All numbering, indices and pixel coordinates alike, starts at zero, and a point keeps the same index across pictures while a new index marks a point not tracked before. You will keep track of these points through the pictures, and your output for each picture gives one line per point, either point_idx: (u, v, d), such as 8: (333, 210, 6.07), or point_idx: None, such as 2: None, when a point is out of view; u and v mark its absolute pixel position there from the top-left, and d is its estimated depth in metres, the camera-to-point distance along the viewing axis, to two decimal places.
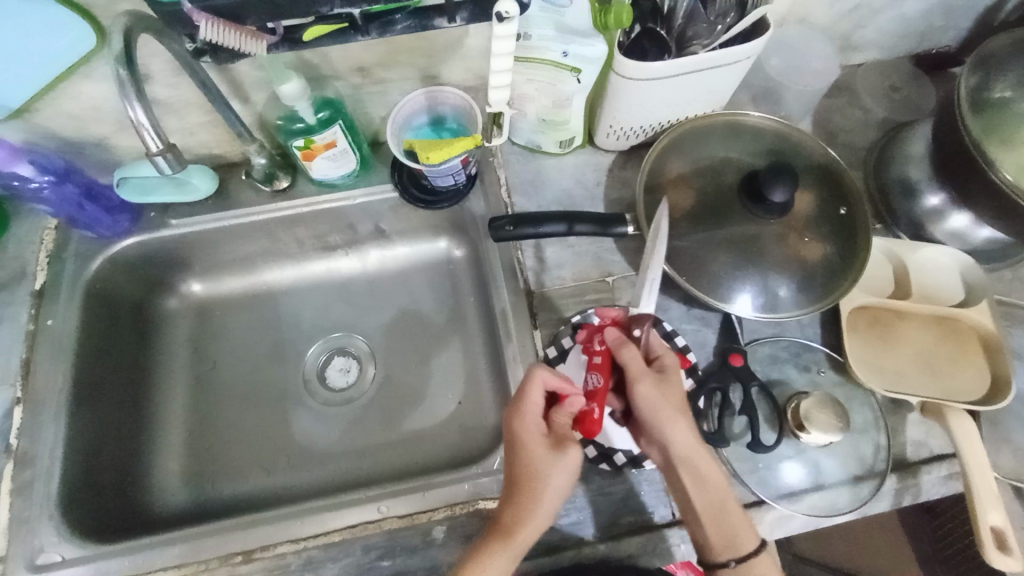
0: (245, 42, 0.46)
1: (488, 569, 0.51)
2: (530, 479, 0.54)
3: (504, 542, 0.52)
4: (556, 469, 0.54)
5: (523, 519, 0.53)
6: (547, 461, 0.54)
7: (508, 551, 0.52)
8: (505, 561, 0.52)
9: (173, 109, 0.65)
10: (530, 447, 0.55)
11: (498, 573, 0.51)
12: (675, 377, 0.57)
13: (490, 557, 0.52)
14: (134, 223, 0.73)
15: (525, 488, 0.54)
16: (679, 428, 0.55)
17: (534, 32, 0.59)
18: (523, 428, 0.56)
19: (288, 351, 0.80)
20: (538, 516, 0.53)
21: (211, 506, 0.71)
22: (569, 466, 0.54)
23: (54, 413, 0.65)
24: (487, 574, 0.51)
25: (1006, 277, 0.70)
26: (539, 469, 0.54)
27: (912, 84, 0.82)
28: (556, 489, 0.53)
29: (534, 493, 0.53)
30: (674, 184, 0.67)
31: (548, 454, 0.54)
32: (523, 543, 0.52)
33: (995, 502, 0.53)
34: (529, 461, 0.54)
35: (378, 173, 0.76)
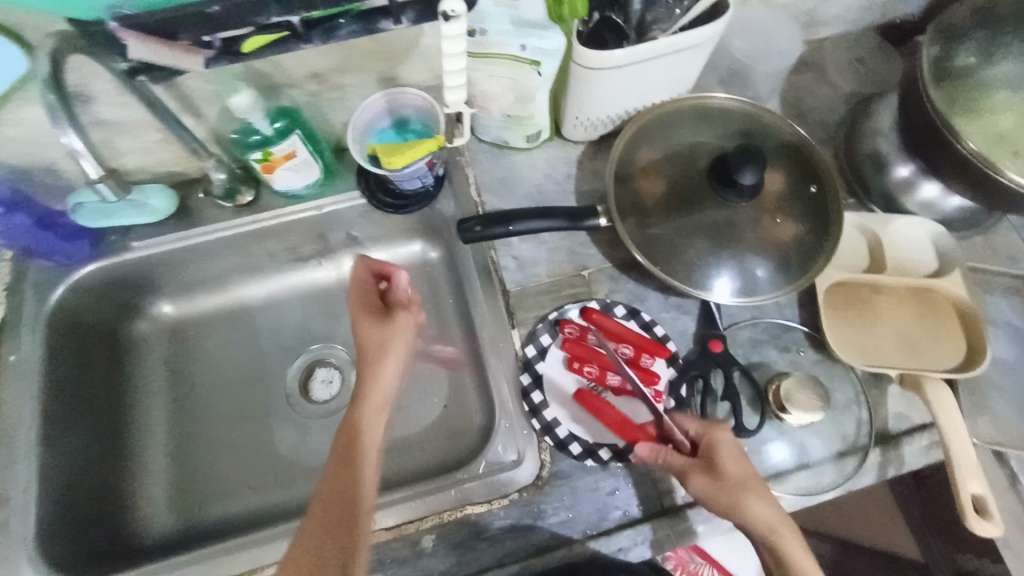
0: (178, 57, 0.44)
1: (368, 431, 0.58)
2: (375, 349, 0.62)
3: (368, 403, 0.60)
4: (388, 338, 0.62)
5: (374, 377, 0.61)
6: (380, 327, 0.63)
7: (377, 409, 0.60)
8: (374, 418, 0.59)
9: (122, 128, 0.62)
10: (365, 319, 0.63)
11: (374, 430, 0.59)
12: (730, 460, 0.54)
13: (367, 422, 0.58)
14: (95, 249, 0.71)
15: (374, 357, 0.62)
16: (757, 509, 0.51)
17: (491, 28, 0.57)
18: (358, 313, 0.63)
19: (268, 367, 0.79)
20: (387, 374, 0.61)
21: (199, 530, 0.70)
22: (402, 328, 0.63)
23: (25, 449, 0.63)
24: (367, 440, 0.57)
25: (977, 245, 0.71)
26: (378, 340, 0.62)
27: (878, 57, 0.82)
28: (395, 352, 0.62)
29: (379, 357, 0.62)
30: (644, 172, 0.66)
31: (381, 320, 0.63)
32: (385, 396, 0.61)
33: (973, 471, 0.53)
34: (366, 330, 0.63)
35: (344, 180, 0.75)
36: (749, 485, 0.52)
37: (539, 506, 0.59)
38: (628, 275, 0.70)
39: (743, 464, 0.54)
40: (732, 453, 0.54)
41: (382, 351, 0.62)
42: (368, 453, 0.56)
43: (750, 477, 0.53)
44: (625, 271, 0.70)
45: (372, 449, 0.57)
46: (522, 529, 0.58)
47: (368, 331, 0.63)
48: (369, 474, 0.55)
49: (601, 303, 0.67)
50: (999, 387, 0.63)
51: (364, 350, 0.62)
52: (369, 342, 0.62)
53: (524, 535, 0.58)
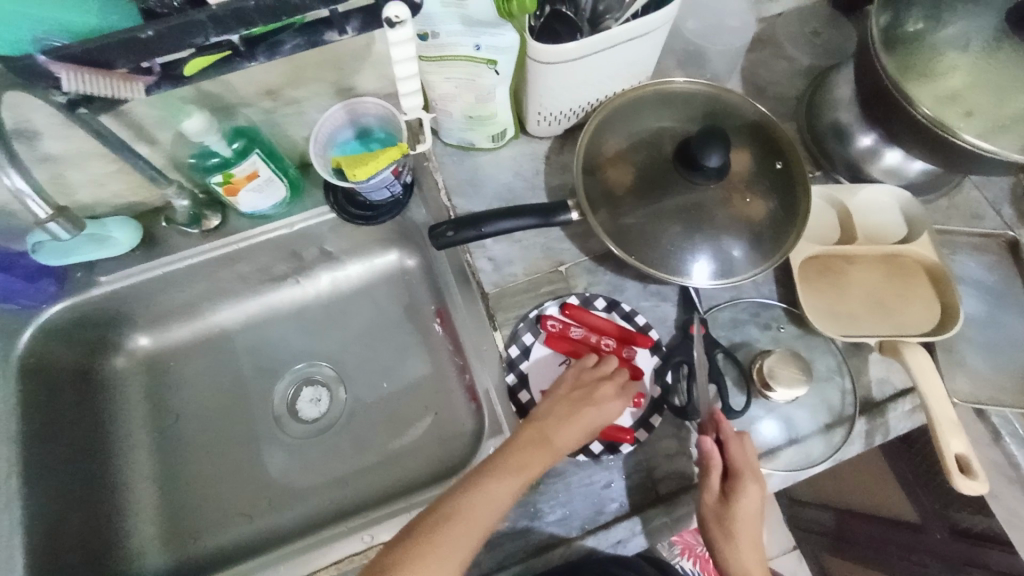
0: (117, 88, 0.43)
1: (524, 470, 0.55)
2: (590, 402, 0.59)
3: (542, 449, 0.56)
4: (598, 421, 0.59)
5: (562, 429, 0.57)
6: (584, 395, 0.60)
7: (546, 458, 0.56)
8: (540, 464, 0.55)
9: (73, 162, 0.60)
10: (584, 379, 0.61)
11: (530, 475, 0.55)
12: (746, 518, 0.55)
13: (526, 463, 0.55)
14: (60, 288, 0.69)
15: (578, 407, 0.58)
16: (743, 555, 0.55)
17: (442, 29, 0.56)
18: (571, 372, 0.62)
19: (252, 391, 0.78)
20: (575, 429, 0.58)
21: (196, 563, 0.69)
22: (611, 411, 0.59)
23: (5, 500, 0.61)
24: (516, 479, 0.54)
25: (943, 206, 0.72)
26: (591, 400, 0.59)
27: (831, 28, 0.82)
28: (585, 424, 0.58)
29: (582, 409, 0.58)
30: (611, 162, 0.66)
31: (614, 394, 0.60)
32: (559, 452, 0.57)
33: (955, 429, 0.54)
34: (599, 392, 0.60)
35: (312, 196, 0.74)
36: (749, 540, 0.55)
37: (535, 506, 0.59)
38: (605, 267, 0.69)
39: (751, 526, 0.55)
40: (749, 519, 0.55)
41: (597, 419, 0.58)
42: (500, 495, 0.53)
43: (752, 527, 0.55)
44: (601, 262, 0.70)
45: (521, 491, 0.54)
46: (520, 531, 0.58)
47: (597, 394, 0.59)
48: (488, 512, 0.52)
49: (580, 297, 0.67)
50: (975, 343, 0.65)
51: (571, 396, 0.60)
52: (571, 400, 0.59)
53: (522, 537, 0.58)
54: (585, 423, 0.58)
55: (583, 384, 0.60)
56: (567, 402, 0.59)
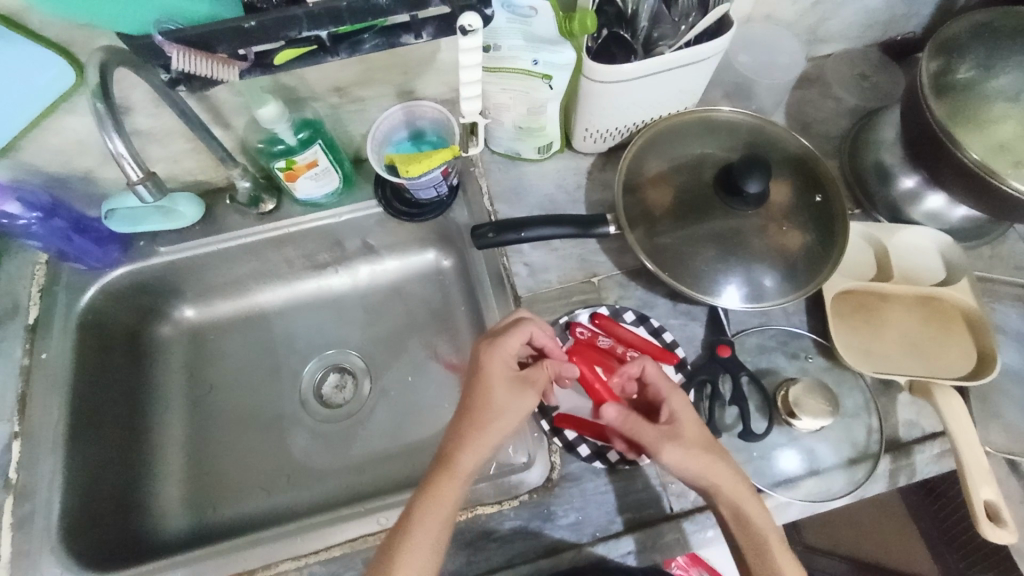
0: (216, 68, 0.48)
1: (433, 500, 0.53)
2: (485, 412, 0.56)
3: (448, 474, 0.54)
4: (504, 414, 0.56)
5: (467, 450, 0.54)
6: (507, 393, 0.57)
7: (453, 483, 0.53)
8: (451, 491, 0.53)
9: (155, 138, 0.66)
10: (493, 382, 0.57)
11: (446, 502, 0.53)
12: (715, 469, 0.54)
13: (433, 488, 0.53)
14: (124, 254, 0.74)
15: (477, 419, 0.55)
16: (717, 473, 0.54)
17: (504, 43, 0.60)
18: (491, 363, 0.57)
19: (284, 371, 0.81)
20: (479, 447, 0.55)
21: (214, 529, 0.71)
22: (518, 410, 0.56)
23: (51, 445, 0.65)
24: (432, 508, 0.52)
25: (986, 255, 0.71)
26: (489, 401, 0.56)
27: (881, 72, 0.84)
28: (496, 429, 0.55)
29: (476, 421, 0.55)
30: (651, 182, 0.68)
31: (508, 393, 0.57)
32: (466, 474, 0.54)
33: (985, 476, 0.53)
34: (488, 395, 0.56)
35: (362, 190, 0.78)
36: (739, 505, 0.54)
37: (549, 508, 0.60)
38: (637, 282, 0.71)
39: (729, 483, 0.54)
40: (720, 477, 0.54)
41: (491, 424, 0.55)
42: (431, 522, 0.52)
43: (708, 446, 0.55)
44: (633, 278, 0.71)
45: (440, 519, 0.52)
46: (532, 531, 0.59)
47: (484, 388, 0.57)
48: (428, 535, 0.51)
49: (610, 309, 0.68)
50: (1011, 395, 0.63)
51: (471, 411, 0.56)
52: (477, 411, 0.56)
53: (534, 537, 0.59)
54: (484, 435, 0.55)
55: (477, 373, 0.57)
56: (468, 403, 0.57)
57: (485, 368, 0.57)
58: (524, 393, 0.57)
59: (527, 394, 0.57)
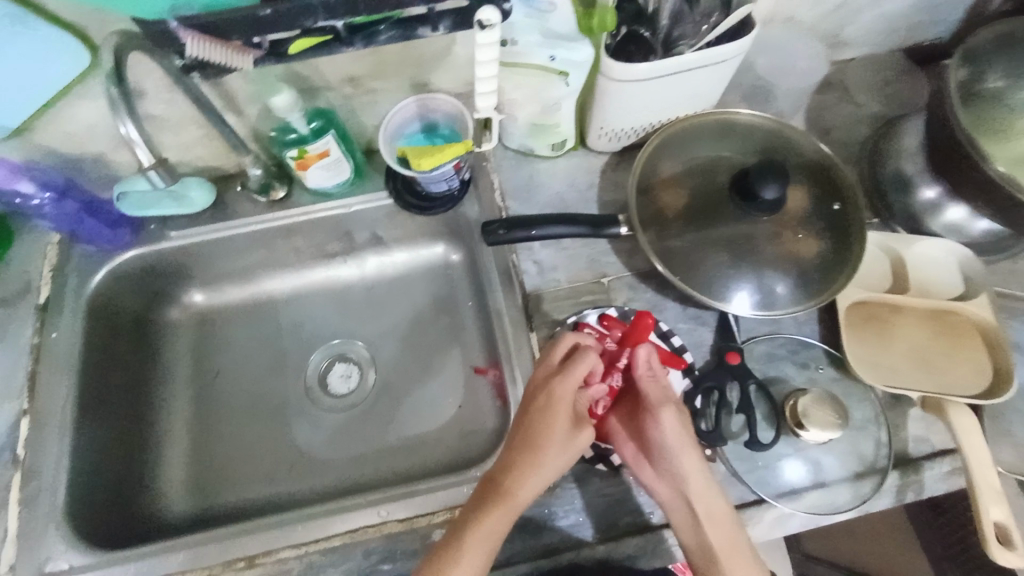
0: (231, 56, 0.49)
1: (486, 526, 0.53)
2: (545, 445, 0.55)
3: (502, 503, 0.54)
4: (565, 450, 0.56)
5: (525, 483, 0.54)
6: (568, 429, 0.56)
7: (508, 511, 0.53)
8: (504, 519, 0.53)
9: (168, 124, 0.66)
10: (556, 414, 0.56)
11: (496, 531, 0.53)
12: (690, 457, 0.56)
13: (487, 516, 0.53)
14: (134, 237, 0.74)
15: (534, 451, 0.55)
16: (693, 464, 0.56)
17: (521, 38, 0.59)
18: (561, 390, 0.57)
19: (289, 359, 0.81)
20: (536, 480, 0.55)
21: (215, 514, 0.72)
22: (576, 448, 0.56)
23: (59, 425, 0.66)
24: (483, 534, 0.52)
25: (1006, 269, 0.70)
26: (551, 435, 0.56)
27: (905, 77, 0.81)
28: (556, 466, 0.55)
29: (535, 453, 0.55)
30: (665, 184, 0.66)
31: (569, 429, 0.56)
32: (521, 505, 0.54)
33: (996, 497, 0.52)
34: (550, 428, 0.56)
35: (373, 181, 0.77)
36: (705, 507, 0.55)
37: (549, 508, 0.60)
38: (646, 285, 0.70)
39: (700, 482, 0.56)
40: (694, 469, 0.56)
41: (553, 460, 0.55)
42: (480, 550, 0.52)
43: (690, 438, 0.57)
44: (643, 280, 0.70)
45: (488, 548, 0.52)
46: (532, 530, 0.59)
47: (546, 421, 0.56)
48: (477, 560, 0.52)
49: (618, 310, 0.68)
50: None
51: (529, 442, 0.56)
52: (533, 444, 0.56)
53: (533, 536, 0.59)
54: (540, 469, 0.55)
55: (542, 403, 0.57)
56: (522, 434, 0.57)
57: (553, 395, 0.57)
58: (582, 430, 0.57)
59: (583, 429, 0.57)
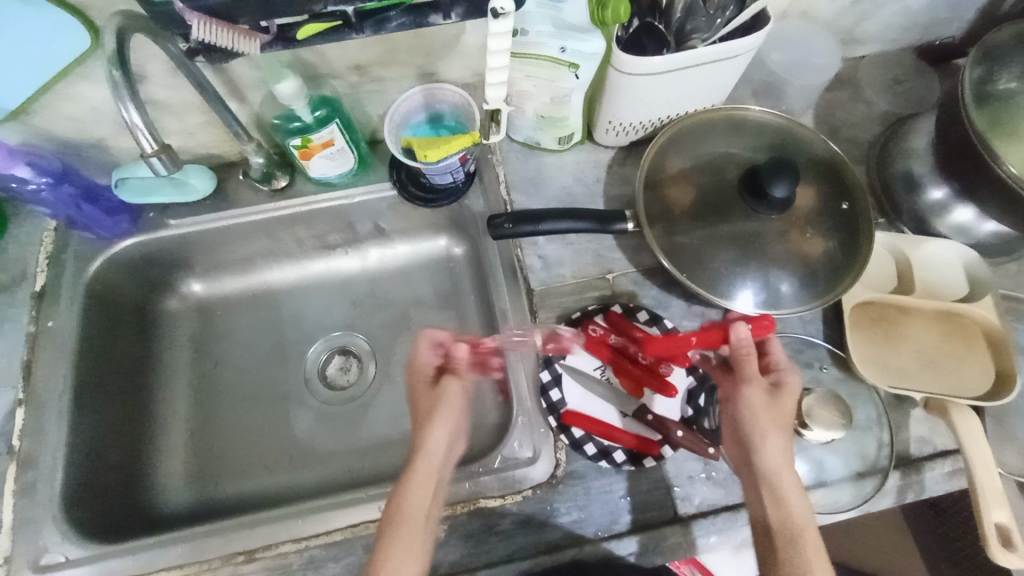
0: (237, 40, 0.47)
1: (410, 493, 0.55)
2: (423, 412, 0.61)
3: (413, 471, 0.56)
4: (441, 405, 0.61)
5: (423, 443, 0.58)
6: (428, 393, 0.62)
7: (422, 473, 0.56)
8: (422, 481, 0.56)
9: (170, 109, 0.64)
10: (419, 388, 0.63)
11: (419, 497, 0.55)
12: (776, 432, 0.56)
13: (406, 485, 0.55)
14: (133, 225, 0.73)
15: (423, 421, 0.60)
16: (777, 442, 0.56)
17: (532, 28, 0.58)
18: (416, 364, 0.64)
19: (289, 350, 0.80)
20: (434, 439, 0.58)
21: (213, 506, 0.71)
22: (452, 398, 0.61)
23: (56, 414, 0.65)
24: (409, 501, 0.54)
25: (1011, 272, 0.70)
26: (431, 407, 0.61)
27: (916, 77, 0.81)
28: (443, 419, 0.59)
29: (423, 420, 0.60)
30: (673, 180, 0.66)
31: (433, 391, 0.62)
32: (430, 466, 0.56)
33: (998, 500, 0.52)
34: (417, 398, 0.63)
35: (377, 172, 0.76)
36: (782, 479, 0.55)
37: (552, 504, 0.59)
38: (652, 281, 0.70)
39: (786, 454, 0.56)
40: (784, 442, 0.57)
41: (438, 417, 0.60)
42: (413, 517, 0.53)
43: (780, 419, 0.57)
44: (648, 276, 0.70)
45: (418, 516, 0.53)
46: (535, 526, 0.59)
47: (419, 392, 0.63)
48: (416, 525, 0.53)
49: (623, 307, 0.67)
50: None
51: (416, 417, 0.61)
52: (420, 415, 0.61)
53: (536, 532, 0.58)
54: (431, 430, 0.59)
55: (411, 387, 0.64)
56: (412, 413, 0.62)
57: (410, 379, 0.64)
58: (444, 385, 0.62)
59: (447, 382, 0.62)
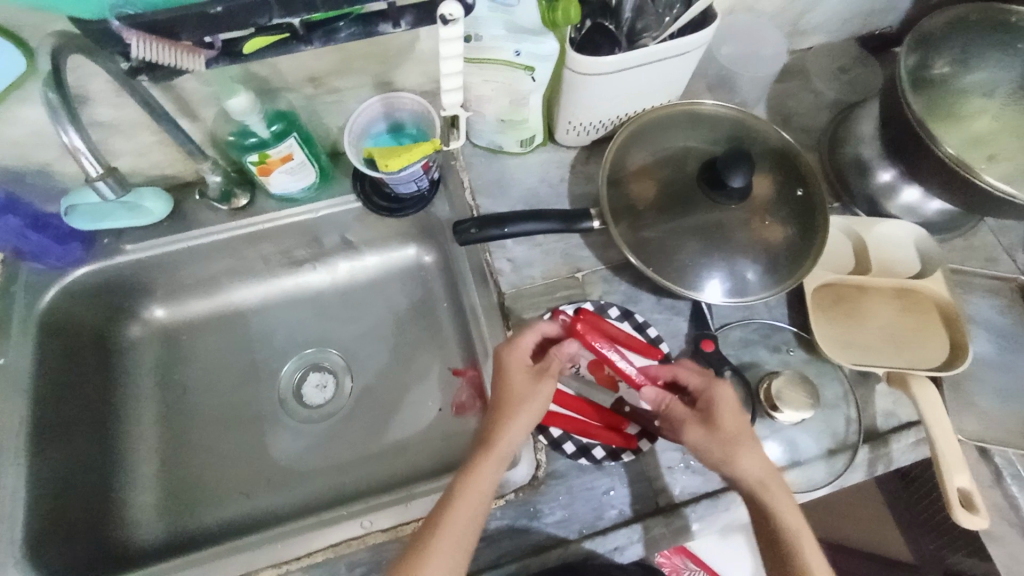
0: (181, 57, 0.47)
1: (473, 477, 0.52)
2: (512, 399, 0.55)
3: (485, 454, 0.53)
4: (532, 394, 0.55)
5: (504, 430, 0.53)
6: (526, 382, 0.56)
7: (492, 464, 0.52)
8: (490, 471, 0.52)
9: (117, 130, 0.62)
10: (515, 370, 0.56)
11: (482, 484, 0.52)
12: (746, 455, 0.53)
13: (474, 468, 0.52)
14: (87, 252, 0.71)
15: (505, 403, 0.55)
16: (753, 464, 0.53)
17: (485, 33, 0.58)
18: (509, 355, 0.57)
19: (261, 371, 0.78)
20: (516, 429, 0.53)
21: (189, 536, 0.69)
22: (544, 397, 0.55)
23: (13, 454, 0.62)
24: (473, 487, 0.51)
25: (958, 247, 0.73)
26: (514, 388, 0.55)
27: (859, 66, 0.84)
28: (529, 411, 0.54)
29: (509, 408, 0.54)
30: (635, 176, 0.67)
31: (530, 382, 0.56)
32: (504, 453, 0.53)
33: (959, 464, 0.55)
34: (510, 384, 0.56)
35: (340, 184, 0.76)
36: (744, 441, 0.53)
37: (536, 506, 0.59)
38: (621, 277, 0.71)
39: (740, 420, 0.54)
40: (730, 407, 0.55)
41: (521, 409, 0.54)
42: (471, 501, 0.51)
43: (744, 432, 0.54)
44: (618, 272, 0.71)
45: (475, 504, 0.51)
46: (519, 530, 0.58)
47: (510, 380, 0.56)
48: (469, 515, 0.51)
49: (595, 304, 0.68)
50: (982, 383, 0.65)
51: (501, 402, 0.55)
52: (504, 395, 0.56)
53: (521, 535, 0.58)
54: (517, 419, 0.54)
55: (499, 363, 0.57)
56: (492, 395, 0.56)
57: (502, 361, 0.57)
58: (542, 380, 0.56)
59: (545, 379, 0.56)
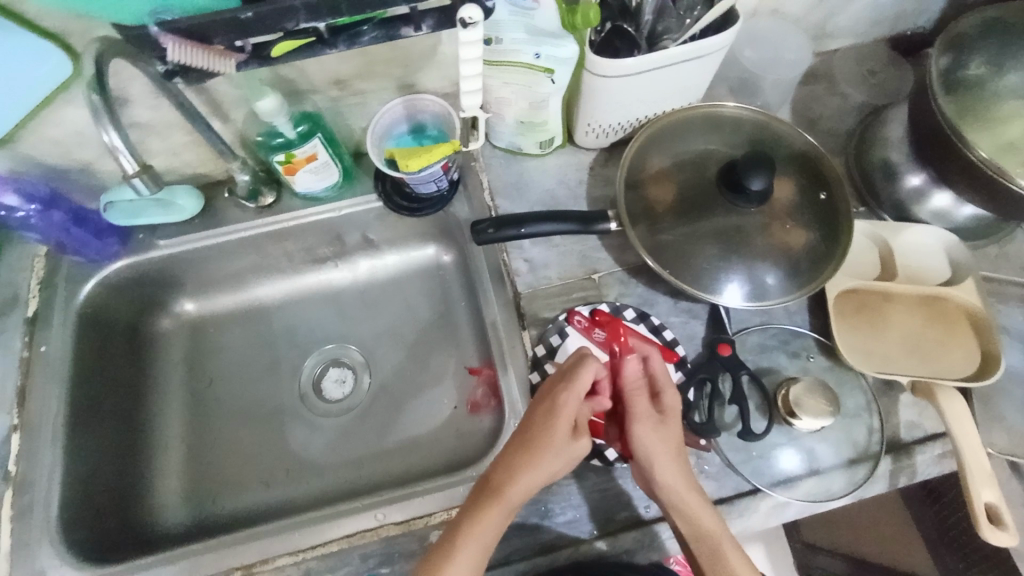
0: (212, 60, 0.49)
1: (478, 528, 0.52)
2: (539, 448, 0.53)
3: (494, 501, 0.53)
4: (559, 447, 0.53)
5: (518, 479, 0.52)
6: (563, 437, 0.53)
7: (499, 512, 0.52)
8: (496, 521, 0.52)
9: (154, 131, 0.65)
10: (556, 423, 0.53)
11: (489, 530, 0.52)
12: (666, 461, 0.54)
13: (482, 517, 0.52)
14: (123, 246, 0.74)
15: (526, 452, 0.53)
16: (671, 471, 0.54)
17: (506, 36, 0.59)
18: (565, 402, 0.54)
19: (283, 365, 0.81)
20: (532, 480, 0.52)
21: (213, 522, 0.71)
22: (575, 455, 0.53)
23: (50, 438, 0.65)
24: (478, 530, 0.52)
25: (992, 255, 0.71)
26: (545, 441, 0.53)
27: (889, 69, 0.82)
28: (548, 466, 0.52)
29: (531, 456, 0.53)
30: (655, 179, 0.67)
31: (567, 437, 0.53)
32: (513, 504, 0.53)
33: (986, 480, 0.53)
34: (540, 428, 0.54)
35: (362, 183, 0.77)
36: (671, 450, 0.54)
37: (547, 505, 0.59)
38: (637, 279, 0.70)
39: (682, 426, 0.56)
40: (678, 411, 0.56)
41: (541, 463, 0.53)
42: (476, 543, 0.52)
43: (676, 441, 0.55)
44: (634, 274, 0.71)
45: (480, 548, 0.51)
46: (530, 528, 0.59)
47: (543, 428, 0.54)
48: (469, 560, 0.51)
49: (610, 306, 0.68)
50: (1014, 397, 0.63)
51: (527, 444, 0.54)
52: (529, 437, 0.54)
53: (532, 534, 0.59)
54: (537, 469, 0.52)
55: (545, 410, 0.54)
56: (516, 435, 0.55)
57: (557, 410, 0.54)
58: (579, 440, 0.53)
59: (583, 439, 0.54)
